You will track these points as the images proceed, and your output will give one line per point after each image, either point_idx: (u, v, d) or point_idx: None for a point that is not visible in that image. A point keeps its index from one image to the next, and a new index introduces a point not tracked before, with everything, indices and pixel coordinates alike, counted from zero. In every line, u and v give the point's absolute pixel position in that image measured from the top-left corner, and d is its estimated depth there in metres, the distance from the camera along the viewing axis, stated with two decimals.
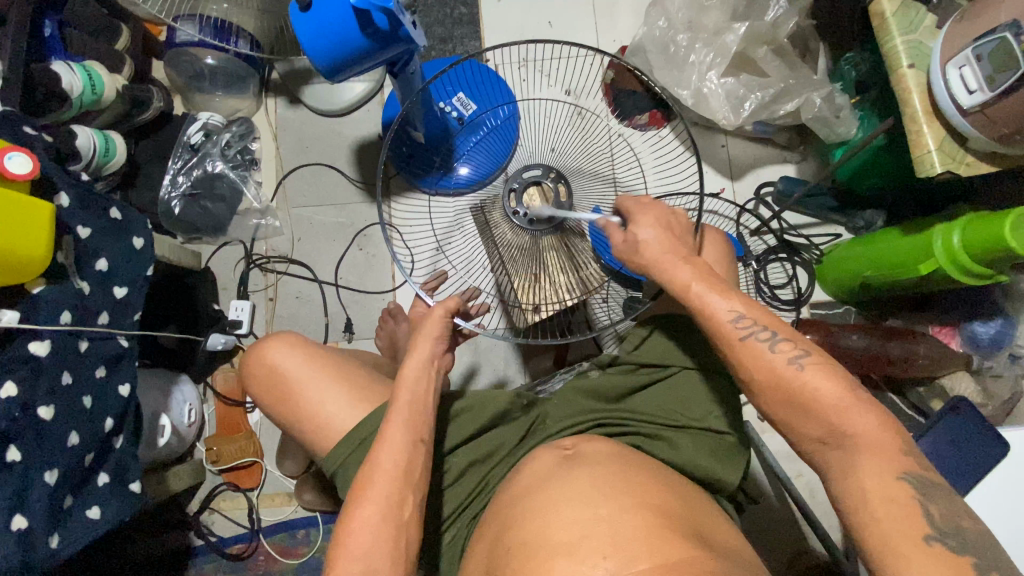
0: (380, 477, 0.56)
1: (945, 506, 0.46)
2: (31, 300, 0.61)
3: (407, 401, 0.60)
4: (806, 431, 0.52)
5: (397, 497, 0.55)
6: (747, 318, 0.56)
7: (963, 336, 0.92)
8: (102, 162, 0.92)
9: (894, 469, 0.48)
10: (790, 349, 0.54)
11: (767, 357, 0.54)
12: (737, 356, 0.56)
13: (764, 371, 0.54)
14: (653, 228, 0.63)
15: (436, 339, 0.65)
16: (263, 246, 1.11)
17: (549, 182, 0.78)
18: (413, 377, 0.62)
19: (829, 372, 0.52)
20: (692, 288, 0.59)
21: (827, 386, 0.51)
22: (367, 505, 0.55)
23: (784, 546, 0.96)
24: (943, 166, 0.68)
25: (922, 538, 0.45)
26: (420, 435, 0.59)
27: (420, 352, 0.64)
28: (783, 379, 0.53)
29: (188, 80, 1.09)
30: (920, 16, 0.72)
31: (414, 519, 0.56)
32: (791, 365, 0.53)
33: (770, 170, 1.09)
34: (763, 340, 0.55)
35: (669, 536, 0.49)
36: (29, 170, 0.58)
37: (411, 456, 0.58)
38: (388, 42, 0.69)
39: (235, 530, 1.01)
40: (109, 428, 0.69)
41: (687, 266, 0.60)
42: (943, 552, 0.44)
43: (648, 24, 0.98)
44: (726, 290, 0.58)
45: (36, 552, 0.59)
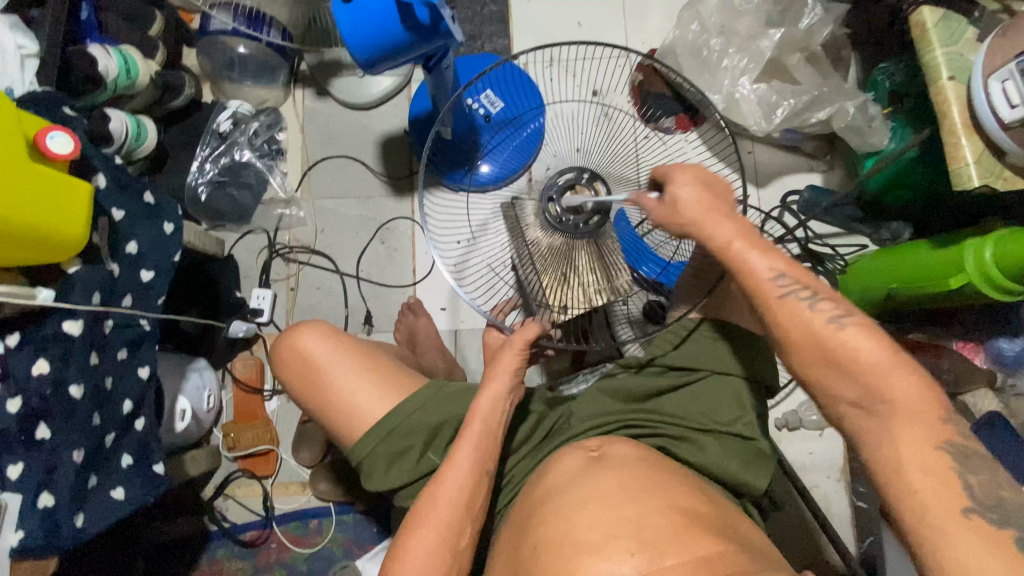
0: (439, 505, 0.56)
1: None
2: (67, 279, 0.62)
3: (479, 430, 0.60)
4: (842, 392, 0.52)
5: (456, 527, 0.56)
6: (788, 277, 0.56)
7: (989, 353, 0.93)
8: (133, 147, 0.93)
9: None
10: (829, 308, 0.54)
11: (805, 314, 0.54)
12: (773, 313, 0.56)
13: (802, 329, 0.54)
14: (692, 186, 0.61)
15: (514, 373, 0.64)
16: (286, 236, 1.11)
17: (585, 184, 0.75)
18: (487, 408, 0.61)
19: (870, 333, 0.52)
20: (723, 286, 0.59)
21: (869, 347, 0.51)
22: (425, 529, 0.55)
23: (798, 556, 0.95)
24: (981, 181, 0.68)
25: (961, 510, 0.43)
26: (486, 466, 0.59)
27: (496, 386, 0.63)
28: (821, 336, 0.53)
29: (219, 68, 1.10)
30: (962, 28, 0.72)
31: (468, 550, 0.56)
32: (830, 324, 0.53)
33: (796, 178, 1.08)
34: (803, 298, 0.55)
35: (695, 531, 0.49)
36: (70, 151, 0.58)
37: (474, 485, 0.58)
38: (427, 37, 0.69)
39: (249, 518, 1.01)
40: (126, 411, 0.69)
41: (730, 223, 0.59)
42: (984, 524, 0.42)
43: (681, 27, 0.97)
44: (767, 249, 0.58)
45: (61, 530, 0.60)
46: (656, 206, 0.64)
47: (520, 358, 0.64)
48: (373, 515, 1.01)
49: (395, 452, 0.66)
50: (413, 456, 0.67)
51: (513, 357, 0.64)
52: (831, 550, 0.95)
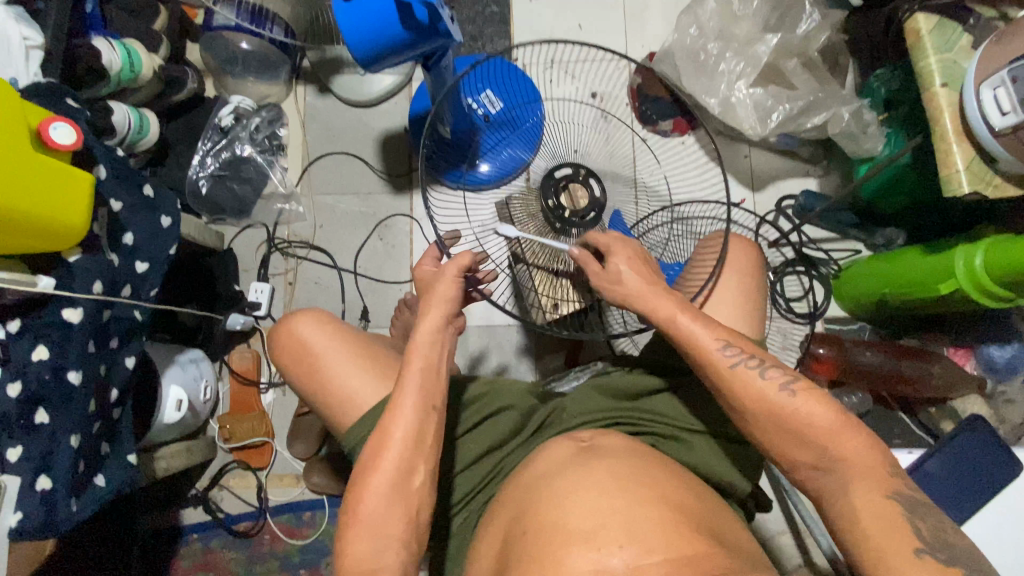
0: (390, 446, 0.57)
1: (931, 523, 0.48)
2: (67, 268, 0.63)
3: (419, 369, 0.59)
4: (799, 458, 0.55)
5: (409, 463, 0.57)
6: (734, 348, 0.59)
7: (978, 359, 0.93)
8: (135, 140, 0.94)
9: (883, 488, 0.51)
10: (779, 376, 0.57)
11: (757, 384, 0.57)
12: (727, 386, 0.58)
13: (756, 399, 0.56)
14: (630, 258, 0.65)
15: (454, 300, 0.62)
16: (285, 231, 1.12)
17: (580, 183, 0.78)
18: (426, 346, 0.60)
19: (817, 397, 0.55)
20: (678, 316, 0.61)
21: (818, 412, 0.54)
22: (380, 471, 0.56)
23: (786, 558, 0.96)
24: (971, 187, 0.69)
25: (912, 551, 0.46)
26: (432, 401, 0.59)
27: (429, 322, 0.61)
28: (776, 406, 0.56)
29: (222, 64, 1.11)
30: (956, 36, 0.73)
31: (423, 486, 0.57)
32: (781, 393, 0.56)
33: (792, 183, 1.09)
34: (752, 367, 0.57)
35: (683, 530, 0.50)
36: (72, 141, 0.60)
37: (422, 422, 0.58)
38: (426, 36, 0.71)
39: (242, 509, 1.02)
40: (114, 398, 0.70)
41: (668, 298, 0.62)
42: (936, 565, 0.45)
43: (679, 32, 0.98)
44: (708, 319, 0.61)
45: (58, 515, 0.61)
46: (598, 271, 0.66)
47: (460, 284, 0.62)
48: None
49: None
50: None
51: (449, 291, 0.61)
52: (819, 551, 0.95)
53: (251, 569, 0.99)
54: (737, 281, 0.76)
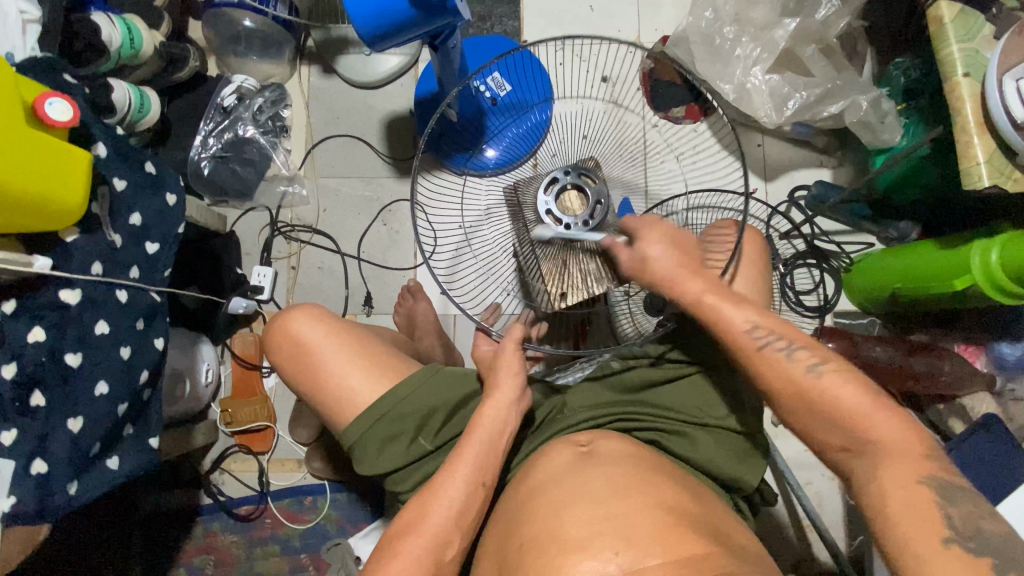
0: (462, 466, 0.59)
1: (965, 509, 0.46)
2: (64, 248, 0.62)
3: (502, 402, 0.63)
4: (829, 440, 0.53)
5: (477, 485, 0.59)
6: (763, 329, 0.57)
7: (990, 356, 0.91)
8: (136, 119, 0.92)
9: (915, 474, 0.48)
10: (807, 356, 0.55)
11: (787, 367, 0.55)
12: (757, 366, 0.57)
13: (782, 380, 0.55)
14: (659, 243, 0.63)
15: (518, 375, 0.65)
16: (288, 214, 1.10)
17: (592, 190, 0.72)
18: (510, 382, 0.64)
19: (847, 377, 0.54)
20: (702, 299, 0.60)
21: (846, 392, 0.52)
22: (448, 488, 0.58)
23: (788, 552, 0.95)
24: (991, 180, 0.66)
25: (940, 542, 0.44)
26: (483, 478, 0.59)
27: (511, 361, 0.65)
28: (803, 388, 0.54)
29: (224, 43, 1.09)
30: (979, 24, 0.70)
31: (454, 561, 0.56)
32: (808, 373, 0.54)
33: (805, 173, 1.07)
34: (780, 349, 0.56)
35: (682, 533, 0.49)
36: (69, 118, 0.58)
37: (494, 449, 0.61)
38: (435, 13, 0.69)
39: (244, 492, 1.02)
40: (143, 379, 0.71)
41: (698, 279, 0.61)
42: (962, 555, 0.43)
43: (694, 15, 0.95)
44: (739, 300, 0.60)
45: (54, 498, 0.60)
46: (626, 257, 0.65)
47: (519, 356, 0.66)
48: (367, 494, 1.02)
49: (387, 437, 0.66)
50: (405, 440, 0.67)
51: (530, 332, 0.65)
52: (822, 546, 0.95)
53: (252, 552, 0.99)
54: (749, 273, 0.74)
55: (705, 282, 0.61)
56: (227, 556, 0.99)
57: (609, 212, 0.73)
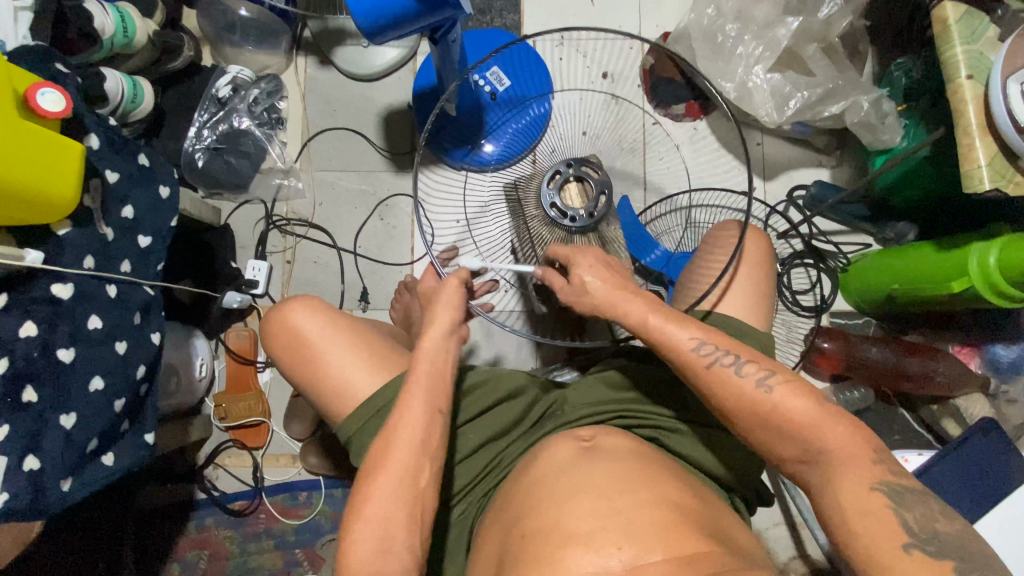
0: (397, 448, 0.56)
1: (919, 513, 0.47)
2: (56, 241, 0.61)
3: (426, 371, 0.60)
4: (784, 452, 0.53)
5: (414, 466, 0.56)
6: (708, 345, 0.58)
7: (984, 358, 0.92)
8: (129, 109, 0.91)
9: (873, 477, 0.49)
10: (755, 370, 0.56)
11: (736, 383, 0.55)
12: (705, 385, 0.57)
13: (734, 399, 0.55)
14: (594, 266, 0.62)
15: (459, 306, 0.62)
16: (284, 208, 1.09)
17: (594, 184, 0.72)
18: (433, 350, 0.60)
19: (798, 389, 0.54)
20: (647, 320, 0.59)
21: (797, 405, 0.53)
22: (385, 473, 0.55)
23: (782, 549, 0.96)
24: (992, 183, 0.66)
25: (900, 547, 0.45)
26: (438, 406, 0.59)
27: (440, 323, 0.61)
28: (757, 402, 0.54)
29: (220, 32, 1.07)
30: (983, 26, 0.70)
31: (431, 485, 0.57)
32: (759, 389, 0.55)
33: (803, 173, 1.07)
34: (727, 365, 0.56)
35: (684, 530, 0.49)
36: (61, 109, 0.57)
37: (427, 425, 0.58)
38: (435, 6, 0.68)
39: (238, 487, 1.02)
40: (140, 374, 0.70)
41: (639, 299, 0.60)
42: (925, 560, 0.44)
43: (697, 12, 0.94)
44: (682, 319, 0.59)
45: (47, 494, 0.59)
46: (562, 285, 0.63)
47: (461, 292, 0.62)
48: None
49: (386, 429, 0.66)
50: None
51: (454, 292, 0.61)
52: (814, 544, 0.96)
53: (246, 547, 0.99)
54: (746, 273, 0.74)
55: None
56: (221, 550, 0.99)
57: (610, 204, 0.73)
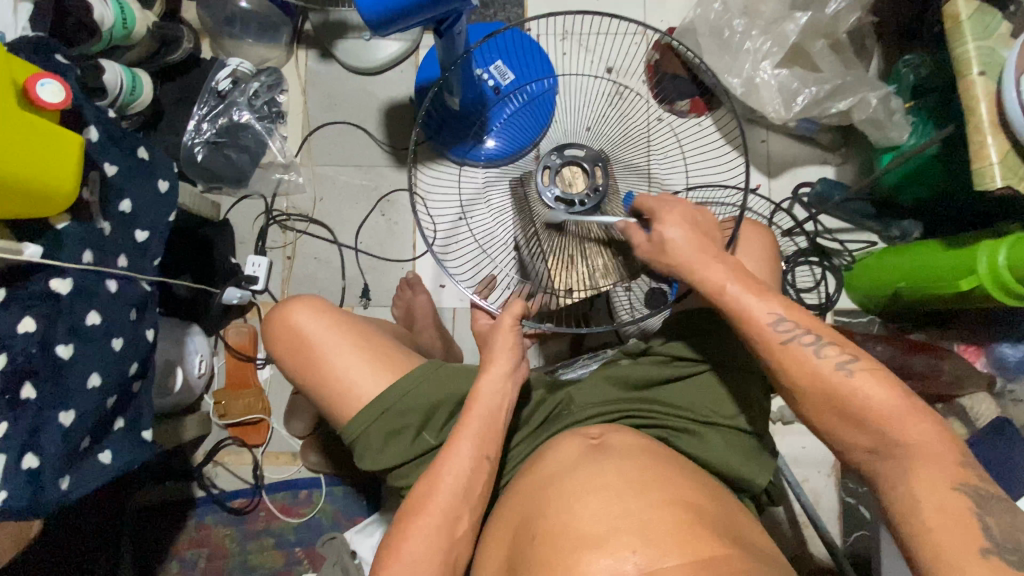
0: (439, 490, 0.56)
1: (1005, 520, 0.45)
2: (55, 235, 0.60)
3: (481, 415, 0.59)
4: (855, 441, 0.52)
5: (454, 512, 0.56)
6: (788, 322, 0.56)
7: (990, 357, 0.92)
8: (127, 101, 0.89)
9: (948, 479, 0.47)
10: (836, 354, 0.54)
11: (813, 362, 0.54)
12: (781, 361, 0.55)
13: (808, 377, 0.54)
14: (679, 225, 0.61)
15: (514, 350, 0.63)
16: (284, 203, 1.08)
17: (584, 164, 0.71)
18: (490, 393, 0.60)
19: (879, 377, 0.52)
20: (725, 288, 0.58)
21: (877, 392, 0.51)
22: (424, 515, 0.55)
23: (785, 548, 0.95)
24: (1004, 181, 0.66)
25: (980, 550, 0.44)
26: (486, 451, 0.59)
27: (498, 367, 0.62)
28: (832, 384, 0.53)
29: (219, 24, 1.05)
30: (996, 22, 0.69)
31: (466, 535, 0.56)
32: (838, 371, 0.53)
33: (808, 170, 1.06)
34: (807, 344, 0.55)
35: (697, 532, 0.48)
36: (61, 100, 0.55)
37: (474, 470, 0.58)
38: None
39: (238, 485, 1.01)
40: (133, 372, 0.69)
41: (719, 265, 0.59)
42: (1002, 566, 0.42)
43: (703, 6, 0.94)
44: (762, 291, 0.58)
45: (45, 493, 0.58)
46: (643, 243, 0.63)
47: (515, 335, 0.63)
48: (364, 487, 1.01)
49: (391, 430, 0.65)
50: (409, 434, 0.66)
51: (507, 336, 0.62)
52: (818, 543, 0.95)
53: (246, 545, 0.98)
54: (754, 271, 0.73)
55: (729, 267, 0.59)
56: (220, 548, 0.98)
57: (608, 173, 0.73)
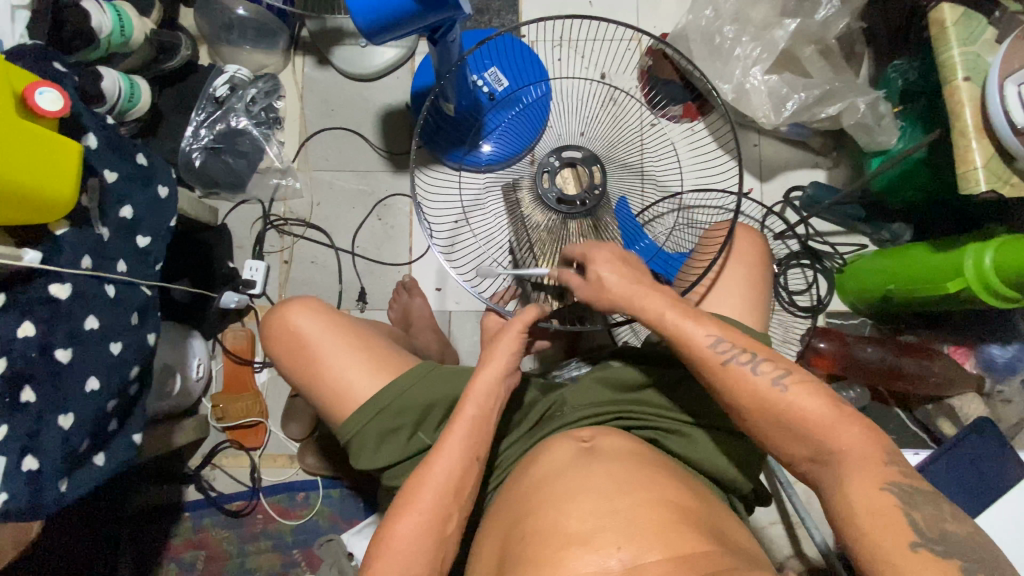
0: (428, 488, 0.57)
1: (929, 512, 0.46)
2: (54, 241, 0.61)
3: (472, 415, 0.60)
4: (794, 451, 0.53)
5: (444, 510, 0.56)
6: (725, 343, 0.57)
7: (979, 358, 0.92)
8: (126, 108, 0.90)
9: (902, 476, 0.48)
10: (771, 369, 0.55)
11: (750, 380, 0.55)
12: (720, 383, 0.56)
13: (748, 395, 0.54)
14: (610, 263, 0.63)
15: (514, 355, 0.64)
16: (282, 207, 1.09)
17: (584, 165, 0.72)
18: (483, 393, 0.61)
19: (812, 390, 0.53)
20: (664, 315, 0.59)
21: (812, 403, 0.52)
22: (411, 513, 0.56)
23: (778, 547, 0.96)
24: (987, 185, 0.67)
25: (908, 544, 0.44)
26: (477, 453, 0.59)
27: (493, 368, 0.63)
28: (768, 401, 0.53)
29: (217, 31, 1.07)
30: (980, 28, 0.70)
31: (455, 534, 0.57)
32: (773, 387, 0.54)
33: (801, 173, 1.07)
34: (744, 363, 0.55)
35: (683, 531, 0.49)
36: (59, 108, 0.57)
37: (464, 470, 0.58)
38: (435, 6, 0.68)
39: (235, 488, 1.01)
40: (133, 374, 0.69)
41: (659, 295, 0.60)
42: (932, 558, 0.43)
43: (694, 13, 0.95)
44: (699, 316, 0.59)
45: (45, 495, 0.58)
46: (580, 283, 0.64)
47: (520, 341, 0.64)
48: (360, 490, 1.01)
49: (387, 430, 0.66)
50: (404, 435, 0.67)
51: (510, 342, 0.63)
52: (811, 543, 0.96)
53: (244, 548, 0.99)
54: (743, 274, 0.75)
55: (667, 296, 0.61)
56: (218, 551, 0.99)
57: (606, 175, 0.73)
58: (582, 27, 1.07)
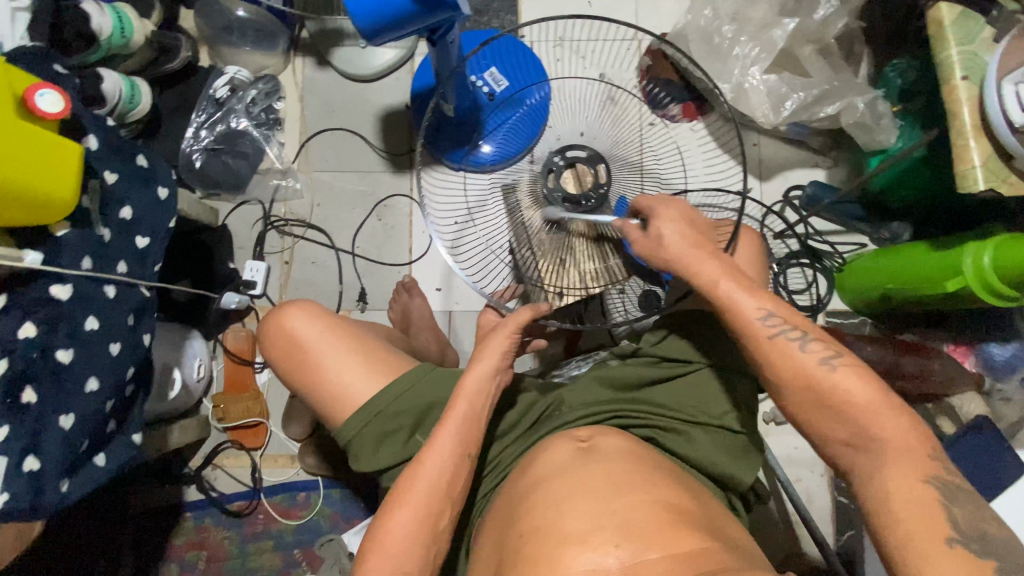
0: (421, 485, 0.57)
1: (969, 509, 0.46)
2: (55, 242, 0.61)
3: (462, 413, 0.60)
4: (834, 434, 0.53)
5: (436, 507, 0.57)
6: (776, 317, 0.57)
7: (978, 356, 0.93)
8: (126, 109, 0.91)
9: (902, 472, 0.48)
10: (820, 349, 0.55)
11: (797, 357, 0.55)
12: (767, 355, 0.56)
13: (793, 368, 0.55)
14: (676, 222, 0.62)
15: (507, 353, 0.64)
16: (282, 208, 1.09)
17: (586, 164, 0.73)
18: (473, 391, 0.61)
19: (858, 371, 0.53)
20: (719, 283, 0.59)
21: (858, 386, 0.52)
22: (403, 509, 0.56)
23: (778, 547, 0.96)
24: (987, 183, 0.67)
25: (945, 541, 0.45)
26: (468, 450, 0.59)
27: (485, 364, 0.63)
28: (815, 380, 0.54)
29: (217, 32, 1.07)
30: (978, 27, 0.70)
31: (447, 530, 0.57)
32: (821, 365, 0.54)
33: (801, 173, 1.07)
34: (793, 339, 0.56)
35: (680, 529, 0.50)
36: (60, 110, 0.57)
37: (456, 468, 0.58)
38: (433, 8, 0.68)
39: (236, 488, 1.01)
40: (129, 375, 0.69)
41: (716, 261, 0.60)
42: (967, 555, 0.44)
43: (693, 13, 0.95)
44: (755, 289, 0.59)
45: (46, 496, 0.59)
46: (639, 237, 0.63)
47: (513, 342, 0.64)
48: (361, 490, 1.01)
49: (384, 434, 0.66)
50: (402, 437, 0.67)
51: (504, 339, 0.64)
52: (811, 542, 0.96)
53: (245, 548, 0.99)
54: (744, 274, 0.74)
55: (723, 265, 0.60)
56: (219, 551, 0.99)
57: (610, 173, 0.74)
58: (581, 28, 1.07)
